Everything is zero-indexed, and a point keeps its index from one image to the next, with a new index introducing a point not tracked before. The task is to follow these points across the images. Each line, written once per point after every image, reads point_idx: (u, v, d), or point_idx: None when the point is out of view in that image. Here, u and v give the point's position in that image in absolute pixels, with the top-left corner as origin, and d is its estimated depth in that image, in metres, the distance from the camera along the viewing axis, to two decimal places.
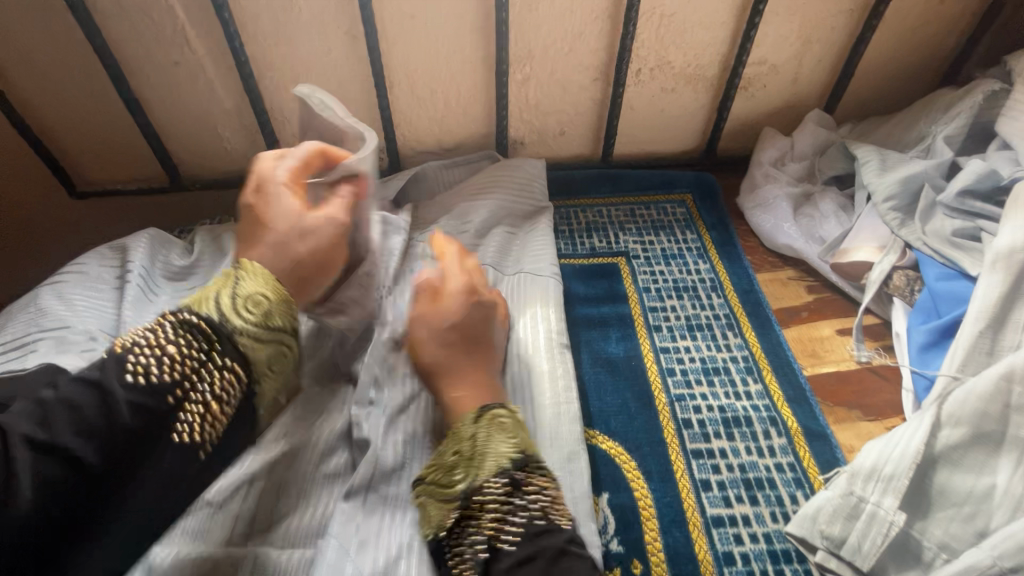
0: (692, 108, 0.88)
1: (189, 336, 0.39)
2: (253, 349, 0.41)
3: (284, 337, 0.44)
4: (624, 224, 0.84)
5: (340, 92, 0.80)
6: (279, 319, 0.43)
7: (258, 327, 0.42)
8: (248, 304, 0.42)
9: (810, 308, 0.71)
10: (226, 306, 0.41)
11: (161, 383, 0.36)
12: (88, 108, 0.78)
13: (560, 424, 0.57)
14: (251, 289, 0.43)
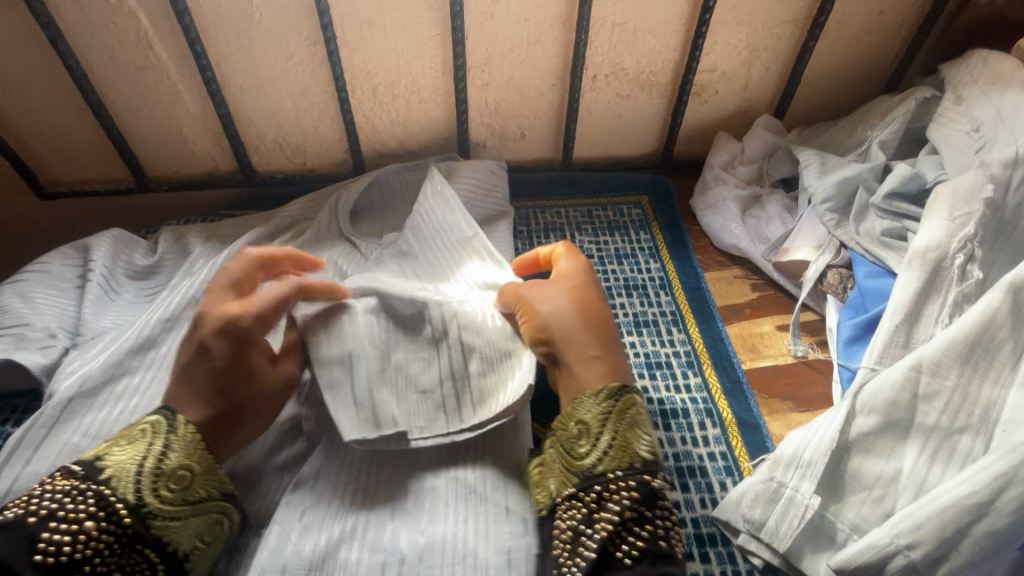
0: (648, 113, 0.91)
1: (99, 497, 0.43)
2: (160, 500, 0.44)
3: (210, 506, 0.47)
4: (581, 225, 0.87)
5: (303, 97, 0.83)
6: (205, 491, 0.46)
7: (174, 503, 0.45)
8: (171, 480, 0.45)
9: (753, 305, 0.74)
10: (140, 460, 0.45)
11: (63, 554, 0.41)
12: (55, 110, 0.80)
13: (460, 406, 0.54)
14: (175, 461, 0.46)
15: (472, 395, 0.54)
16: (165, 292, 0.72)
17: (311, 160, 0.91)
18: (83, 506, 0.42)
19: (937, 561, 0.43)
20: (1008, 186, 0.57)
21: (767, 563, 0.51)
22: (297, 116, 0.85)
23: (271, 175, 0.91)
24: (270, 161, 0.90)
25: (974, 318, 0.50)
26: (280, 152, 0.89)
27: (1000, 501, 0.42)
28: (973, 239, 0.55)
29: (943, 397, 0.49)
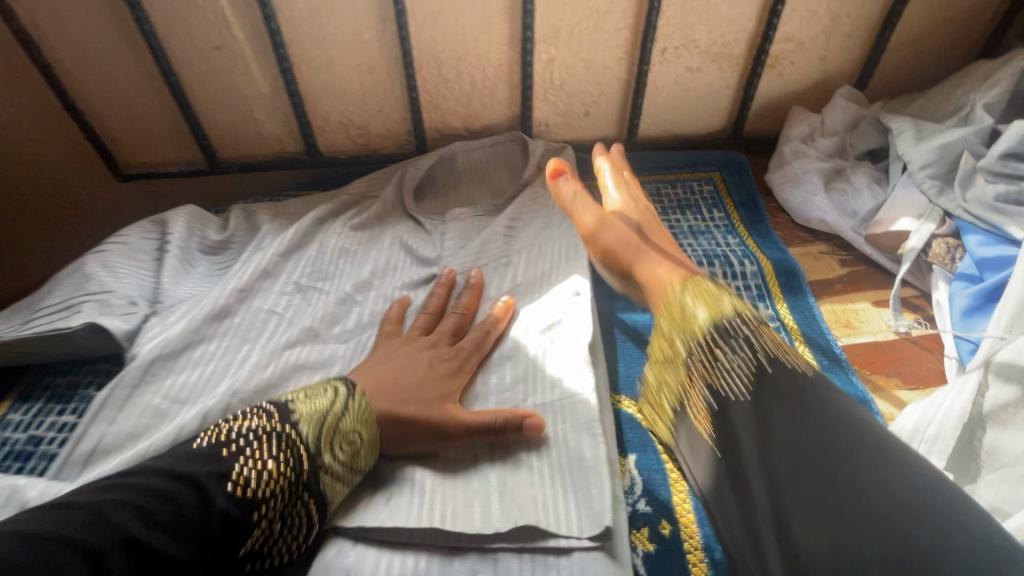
0: (718, 87, 0.87)
1: (267, 438, 0.45)
2: (330, 486, 0.47)
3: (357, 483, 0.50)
4: (651, 203, 0.83)
5: (370, 75, 0.83)
6: (364, 460, 0.49)
7: (342, 466, 0.48)
8: (342, 442, 0.48)
9: (844, 280, 0.69)
10: (320, 424, 0.48)
11: (255, 497, 0.43)
12: (135, 92, 0.82)
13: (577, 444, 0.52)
14: (350, 424, 0.49)
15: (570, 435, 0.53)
16: (237, 265, 0.72)
17: (374, 141, 0.91)
18: (267, 446, 0.45)
19: None
20: None
21: None
22: (363, 95, 0.85)
23: (337, 156, 0.92)
24: (336, 142, 0.90)
25: None
26: (345, 133, 0.89)
27: None
28: None
29: None
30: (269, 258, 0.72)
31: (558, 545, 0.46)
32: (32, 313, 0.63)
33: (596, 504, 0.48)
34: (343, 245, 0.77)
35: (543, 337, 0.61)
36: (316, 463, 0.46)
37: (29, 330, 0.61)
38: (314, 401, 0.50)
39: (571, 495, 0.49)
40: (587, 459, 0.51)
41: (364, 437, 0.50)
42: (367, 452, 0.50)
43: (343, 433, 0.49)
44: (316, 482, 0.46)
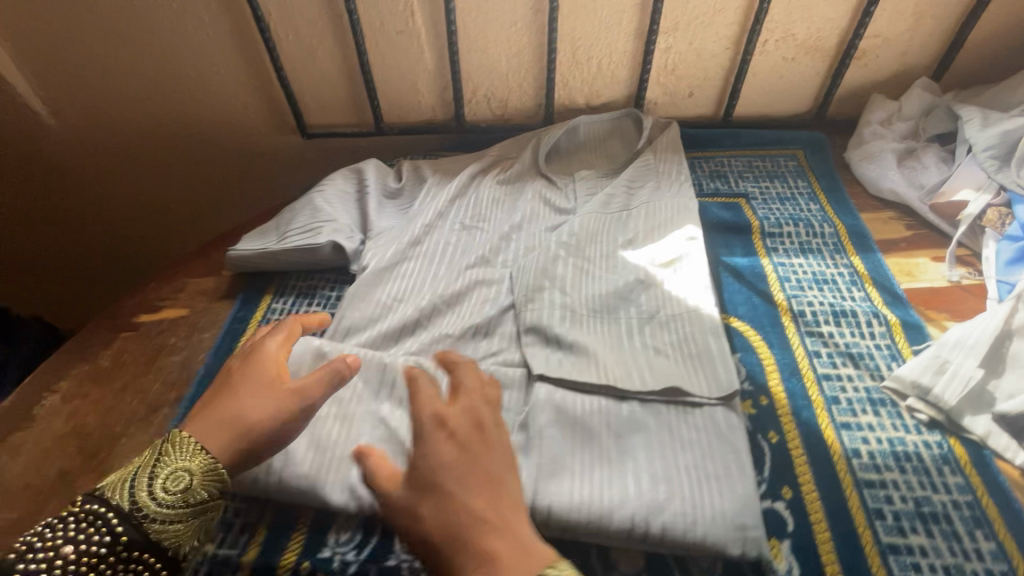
0: (809, 75, 1.02)
1: (113, 515, 0.49)
2: (166, 531, 0.51)
3: (209, 505, 0.53)
4: (743, 173, 1.00)
5: (517, 57, 1.01)
6: (199, 490, 0.52)
7: (172, 501, 0.51)
8: (167, 480, 0.52)
9: (909, 240, 0.85)
10: (153, 477, 0.52)
11: (132, 559, 0.49)
12: (329, 66, 1.03)
13: (704, 337, 0.70)
14: (196, 485, 0.52)
15: (697, 334, 0.71)
16: (418, 207, 0.94)
17: (509, 112, 1.10)
18: (102, 522, 0.49)
19: None
20: None
21: (932, 419, 0.63)
22: (507, 74, 1.04)
23: (477, 124, 1.11)
24: (478, 112, 1.10)
25: None
26: (487, 105, 1.09)
27: None
28: None
29: None
30: (442, 203, 0.93)
31: (693, 402, 0.63)
32: (285, 232, 0.86)
33: (721, 373, 0.66)
34: (494, 195, 0.97)
35: (663, 267, 0.81)
36: (136, 520, 0.50)
37: (287, 244, 0.84)
38: (166, 467, 0.52)
39: (702, 372, 0.66)
40: (713, 349, 0.68)
41: (196, 467, 0.52)
42: (202, 481, 0.52)
43: (173, 508, 0.51)
44: (138, 530, 0.50)
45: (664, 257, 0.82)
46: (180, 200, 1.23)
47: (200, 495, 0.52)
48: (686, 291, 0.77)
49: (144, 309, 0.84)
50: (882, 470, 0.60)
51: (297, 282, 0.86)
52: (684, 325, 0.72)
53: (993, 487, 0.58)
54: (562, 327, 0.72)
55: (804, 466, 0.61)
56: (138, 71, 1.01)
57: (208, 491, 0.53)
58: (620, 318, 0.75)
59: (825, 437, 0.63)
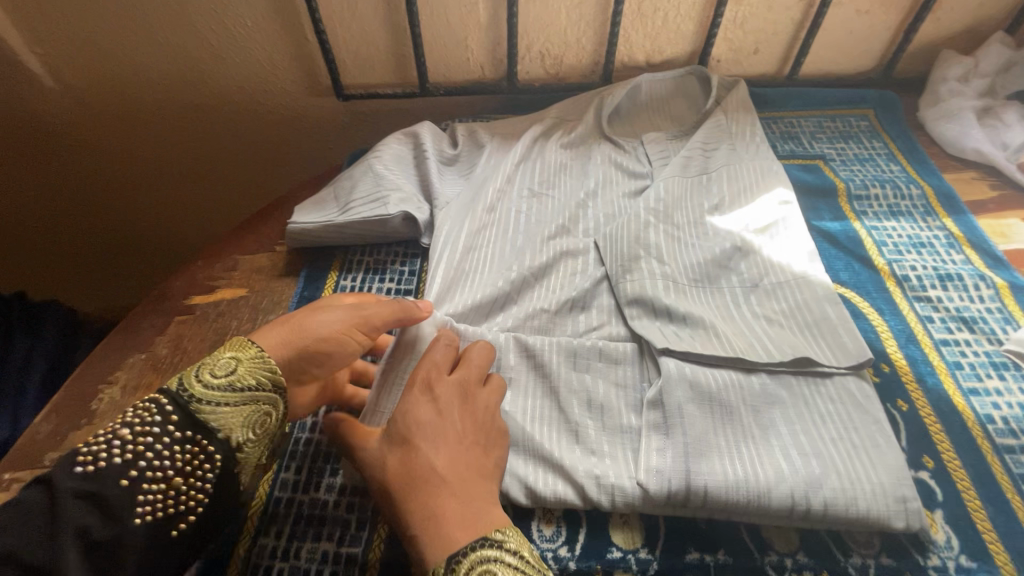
0: (881, 29, 0.97)
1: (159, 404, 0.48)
2: (217, 419, 0.49)
3: (261, 395, 0.51)
4: (816, 134, 0.96)
5: (578, 10, 0.94)
6: (247, 376, 0.50)
7: (220, 389, 0.49)
8: (218, 367, 0.50)
9: (995, 201, 0.83)
10: (199, 367, 0.51)
11: (186, 440, 0.47)
12: (371, 19, 0.93)
13: (820, 306, 0.67)
14: (243, 370, 0.50)
15: (813, 303, 0.67)
16: (484, 172, 0.87)
17: (564, 71, 1.03)
18: (155, 410, 0.48)
19: None
20: None
21: None
22: (566, 28, 0.96)
23: (529, 84, 1.04)
24: (531, 71, 1.02)
25: None
26: (541, 63, 1.01)
27: None
28: None
29: None
30: (510, 167, 0.87)
31: (822, 371, 0.61)
32: (347, 202, 0.78)
33: (849, 342, 0.63)
34: (562, 159, 0.90)
35: (758, 232, 0.76)
36: (186, 406, 0.48)
37: (352, 215, 0.76)
38: (213, 359, 0.52)
39: (827, 342, 0.63)
40: (832, 317, 0.65)
41: (246, 355, 0.52)
42: (249, 367, 0.51)
43: (223, 391, 0.49)
44: (191, 415, 0.48)
45: (759, 222, 0.77)
46: (206, 169, 1.13)
47: (251, 382, 0.51)
48: (789, 257, 0.73)
49: (198, 291, 0.77)
50: (1018, 435, 0.59)
51: (364, 258, 0.80)
52: (794, 293, 0.69)
53: None
54: (668, 300, 0.67)
55: (940, 433, 0.59)
56: (160, 41, 0.91)
57: (257, 378, 0.51)
58: (723, 287, 0.71)
59: (955, 403, 0.61)
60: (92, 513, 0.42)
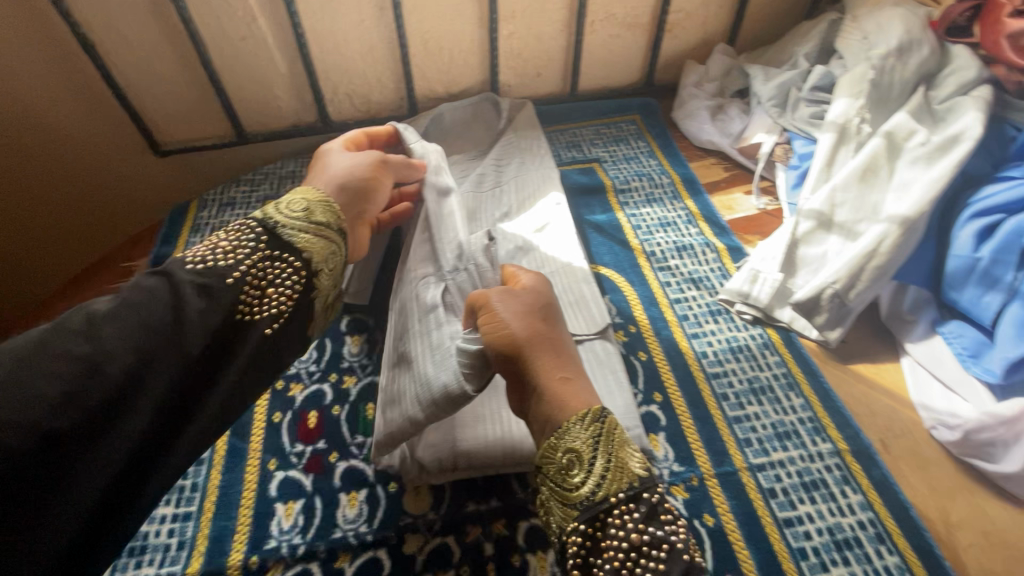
0: (633, 48, 1.17)
1: (247, 236, 0.58)
2: (299, 237, 0.61)
3: (330, 228, 0.64)
4: (594, 140, 1.13)
5: (370, 53, 1.04)
6: (319, 216, 0.63)
7: (299, 218, 0.62)
8: (295, 205, 0.63)
9: (726, 180, 1.04)
10: (268, 209, 0.62)
11: (284, 262, 0.59)
12: (170, 77, 0.99)
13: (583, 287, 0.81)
14: (305, 209, 0.63)
15: (571, 284, 0.82)
16: None
17: (374, 107, 1.13)
18: (247, 235, 0.58)
19: (850, 288, 0.74)
20: (884, 70, 0.87)
21: (754, 317, 0.81)
22: (364, 70, 1.06)
23: (344, 122, 1.13)
24: (343, 110, 1.11)
25: (866, 154, 0.81)
26: (350, 103, 1.11)
27: (881, 247, 0.73)
28: (864, 108, 0.86)
29: (847, 204, 0.80)
30: None
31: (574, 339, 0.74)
32: None
33: (596, 314, 0.77)
34: None
35: (535, 232, 0.90)
36: (272, 228, 0.60)
37: None
38: (288, 204, 0.64)
39: (581, 316, 0.77)
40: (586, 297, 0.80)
41: (311, 200, 0.65)
42: (324, 211, 0.65)
43: (306, 224, 0.62)
44: (279, 236, 0.60)
45: (535, 224, 0.92)
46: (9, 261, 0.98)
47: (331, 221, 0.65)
48: (559, 250, 0.87)
49: None
50: (723, 362, 0.76)
51: None
52: (561, 278, 0.83)
53: (798, 357, 0.76)
54: None
55: (667, 372, 0.75)
56: None
57: (327, 219, 0.64)
58: None
59: (680, 346, 0.78)
60: (204, 299, 0.52)
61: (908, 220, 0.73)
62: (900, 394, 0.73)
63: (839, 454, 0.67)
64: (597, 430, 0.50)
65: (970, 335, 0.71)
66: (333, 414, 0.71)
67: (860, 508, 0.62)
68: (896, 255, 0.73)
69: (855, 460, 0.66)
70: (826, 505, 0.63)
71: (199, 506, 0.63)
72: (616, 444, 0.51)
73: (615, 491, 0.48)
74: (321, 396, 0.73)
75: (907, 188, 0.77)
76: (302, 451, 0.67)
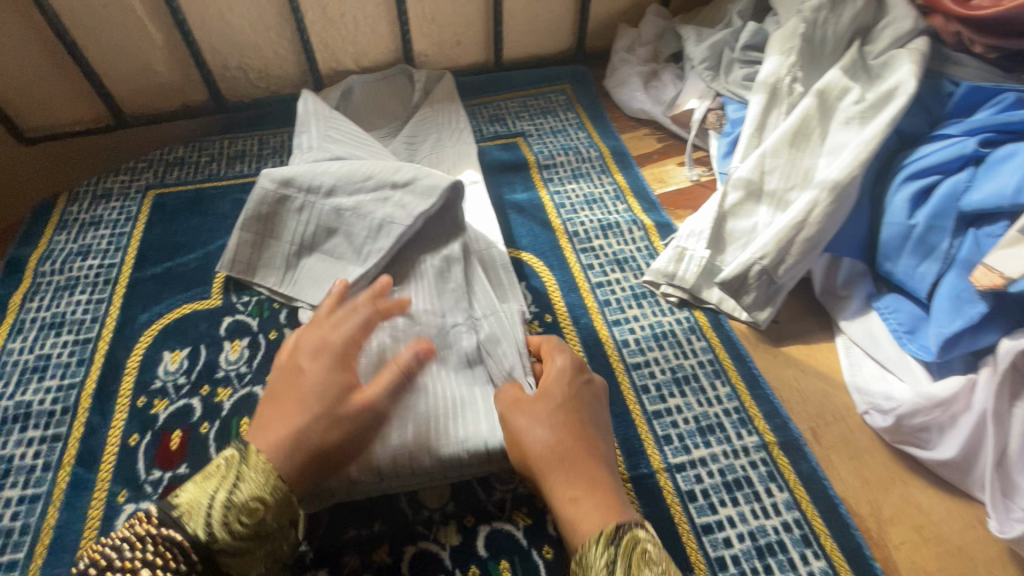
0: (559, 11, 1.07)
1: (173, 549, 0.44)
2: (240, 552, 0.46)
3: (273, 523, 0.47)
4: (519, 113, 1.04)
5: (261, 21, 0.93)
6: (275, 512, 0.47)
7: (244, 538, 0.46)
8: (240, 513, 0.46)
9: (658, 151, 0.96)
10: (213, 512, 0.45)
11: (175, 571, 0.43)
12: (22, 54, 0.86)
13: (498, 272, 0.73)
14: (248, 493, 0.46)
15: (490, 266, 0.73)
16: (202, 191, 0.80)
17: (274, 83, 1.02)
18: (157, 556, 0.43)
19: (779, 264, 0.67)
20: (816, 24, 0.80)
21: (681, 299, 0.74)
22: (257, 41, 0.95)
23: (241, 101, 1.01)
24: (239, 87, 1.00)
25: (797, 116, 0.74)
26: (246, 79, 0.99)
27: (811, 216, 0.66)
28: (795, 65, 0.79)
29: (778, 171, 0.73)
30: None
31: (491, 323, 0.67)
32: None
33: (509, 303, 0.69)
34: None
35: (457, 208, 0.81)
36: (209, 551, 0.45)
37: None
38: (206, 484, 0.47)
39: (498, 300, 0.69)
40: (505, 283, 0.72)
41: (247, 477, 0.46)
42: (276, 514, 0.47)
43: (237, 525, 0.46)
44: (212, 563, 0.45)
45: None
46: None
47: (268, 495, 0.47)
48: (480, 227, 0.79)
49: None
50: (646, 351, 0.69)
51: (38, 315, 0.73)
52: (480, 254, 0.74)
53: (727, 342, 0.70)
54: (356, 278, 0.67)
55: None
56: None
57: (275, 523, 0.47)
58: None
59: (600, 336, 0.71)
60: None
61: (839, 185, 0.66)
62: (835, 376, 0.67)
63: (766, 447, 0.61)
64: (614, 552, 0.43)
65: (907, 310, 0.65)
66: (199, 433, 0.62)
67: (786, 507, 0.57)
68: (828, 226, 0.67)
69: (783, 453, 0.60)
70: (749, 506, 0.57)
71: (29, 552, 0.55)
72: (638, 568, 0.42)
73: None
74: (188, 412, 0.64)
75: (839, 151, 0.70)
76: (158, 478, 0.59)
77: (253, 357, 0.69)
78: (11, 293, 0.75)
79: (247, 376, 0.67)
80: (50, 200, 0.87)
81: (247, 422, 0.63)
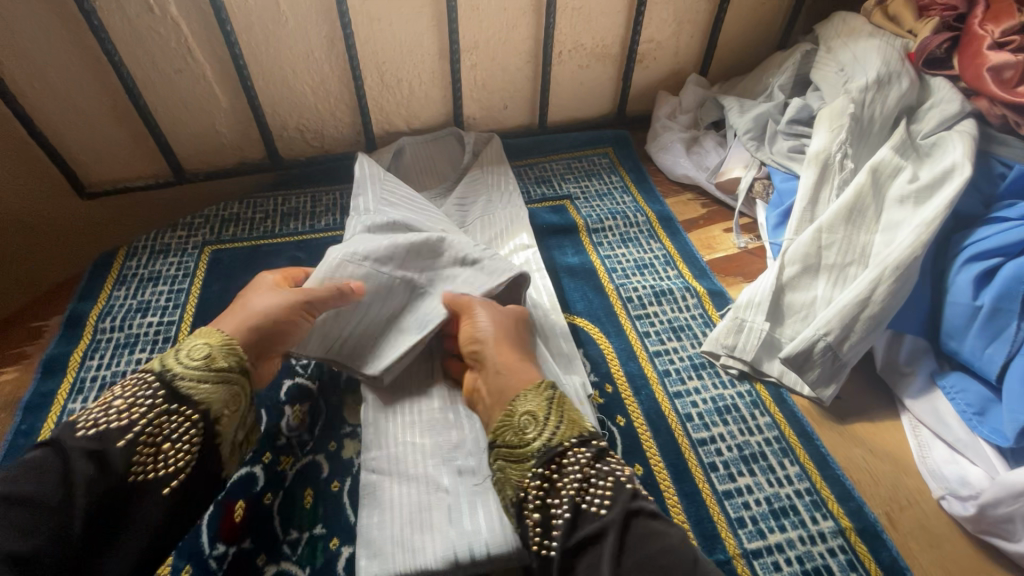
0: (603, 79, 1.11)
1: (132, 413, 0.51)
2: (196, 390, 0.54)
3: (232, 376, 0.56)
4: (565, 175, 1.07)
5: (322, 86, 0.97)
6: (221, 360, 0.56)
7: (198, 368, 0.55)
8: (197, 351, 0.56)
9: (704, 217, 0.98)
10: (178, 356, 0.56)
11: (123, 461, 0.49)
12: (96, 115, 0.89)
13: (559, 341, 0.73)
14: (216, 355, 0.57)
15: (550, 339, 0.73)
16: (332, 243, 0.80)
17: (328, 142, 1.05)
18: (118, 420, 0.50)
19: (843, 340, 0.68)
20: (864, 104, 0.84)
21: (741, 371, 0.74)
22: (316, 104, 0.99)
23: (295, 158, 1.05)
24: (294, 145, 1.03)
25: (852, 193, 0.75)
26: (302, 138, 1.03)
27: (874, 295, 0.67)
28: (845, 142, 0.81)
29: (836, 247, 0.74)
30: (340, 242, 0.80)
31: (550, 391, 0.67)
32: None
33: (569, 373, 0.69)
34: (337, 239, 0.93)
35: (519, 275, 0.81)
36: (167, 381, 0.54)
37: None
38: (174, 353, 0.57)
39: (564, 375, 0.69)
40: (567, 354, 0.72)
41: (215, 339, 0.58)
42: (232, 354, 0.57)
43: (194, 362, 0.55)
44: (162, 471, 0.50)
45: None
46: None
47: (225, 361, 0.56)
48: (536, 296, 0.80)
49: None
50: (710, 426, 0.68)
51: (98, 373, 0.73)
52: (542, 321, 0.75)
53: (791, 419, 0.69)
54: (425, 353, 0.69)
55: (649, 440, 0.67)
56: None
57: (233, 368, 0.57)
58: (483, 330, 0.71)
59: (662, 408, 0.70)
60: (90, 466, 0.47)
61: (901, 266, 0.67)
62: (904, 458, 0.66)
63: (843, 533, 0.60)
64: (547, 396, 0.57)
65: (974, 391, 0.65)
66: (263, 504, 0.61)
67: None
68: (892, 304, 0.67)
69: (861, 541, 0.59)
70: None
71: None
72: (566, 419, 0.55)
73: (567, 444, 0.53)
74: (252, 481, 0.63)
75: (897, 229, 0.72)
76: (223, 553, 0.57)
77: (315, 424, 0.68)
78: (72, 349, 0.76)
79: (309, 445, 0.66)
80: (110, 254, 0.89)
81: (311, 493, 0.62)
